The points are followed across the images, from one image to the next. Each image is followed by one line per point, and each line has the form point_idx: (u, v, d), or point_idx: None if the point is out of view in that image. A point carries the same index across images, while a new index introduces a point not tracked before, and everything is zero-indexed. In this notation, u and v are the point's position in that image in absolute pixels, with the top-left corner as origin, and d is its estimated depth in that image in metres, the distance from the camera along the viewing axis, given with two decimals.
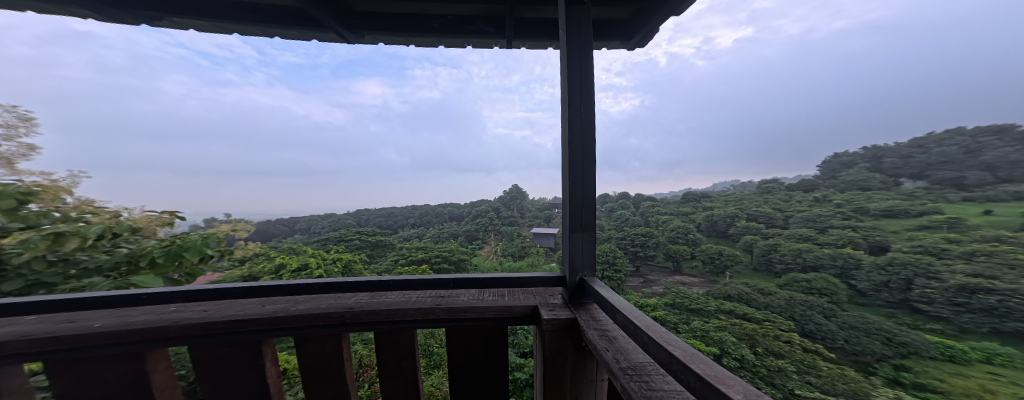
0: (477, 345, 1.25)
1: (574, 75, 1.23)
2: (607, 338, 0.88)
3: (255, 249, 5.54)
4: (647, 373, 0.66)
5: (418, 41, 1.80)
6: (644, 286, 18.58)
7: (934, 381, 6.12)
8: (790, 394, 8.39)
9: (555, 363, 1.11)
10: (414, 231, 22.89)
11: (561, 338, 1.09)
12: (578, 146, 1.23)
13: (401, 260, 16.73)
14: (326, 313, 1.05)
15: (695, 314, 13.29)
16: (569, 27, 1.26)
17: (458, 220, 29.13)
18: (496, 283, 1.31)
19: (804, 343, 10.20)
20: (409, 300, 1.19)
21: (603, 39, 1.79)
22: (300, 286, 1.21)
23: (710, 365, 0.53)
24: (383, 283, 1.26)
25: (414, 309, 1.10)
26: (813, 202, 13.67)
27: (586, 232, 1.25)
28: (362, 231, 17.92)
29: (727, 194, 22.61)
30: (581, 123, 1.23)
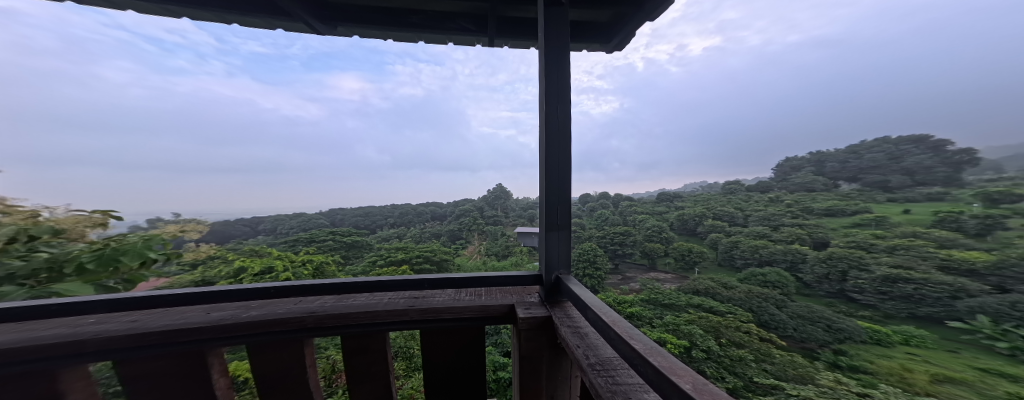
0: (452, 348, 1.21)
1: (552, 79, 1.23)
2: (577, 334, 0.89)
3: (210, 252, 5.06)
4: (613, 367, 0.67)
5: (396, 36, 1.73)
6: (621, 282, 18.36)
7: (865, 363, 7.51)
8: (750, 382, 8.67)
9: (532, 362, 1.12)
10: (394, 231, 22.00)
11: (537, 337, 1.10)
12: (552, 147, 1.22)
13: (378, 261, 16.05)
14: (288, 317, 0.96)
15: (667, 309, 13.31)
16: (547, 28, 1.25)
17: (441, 220, 28.59)
18: (470, 282, 1.28)
19: (761, 333, 10.52)
20: (381, 302, 1.12)
21: (583, 41, 1.80)
22: (255, 290, 1.09)
23: (665, 357, 0.57)
24: (351, 284, 1.17)
25: (386, 311, 1.04)
26: (771, 202, 14.85)
27: (561, 230, 1.25)
28: (337, 230, 16.91)
29: (697, 194, 23.91)
30: (558, 124, 1.24)
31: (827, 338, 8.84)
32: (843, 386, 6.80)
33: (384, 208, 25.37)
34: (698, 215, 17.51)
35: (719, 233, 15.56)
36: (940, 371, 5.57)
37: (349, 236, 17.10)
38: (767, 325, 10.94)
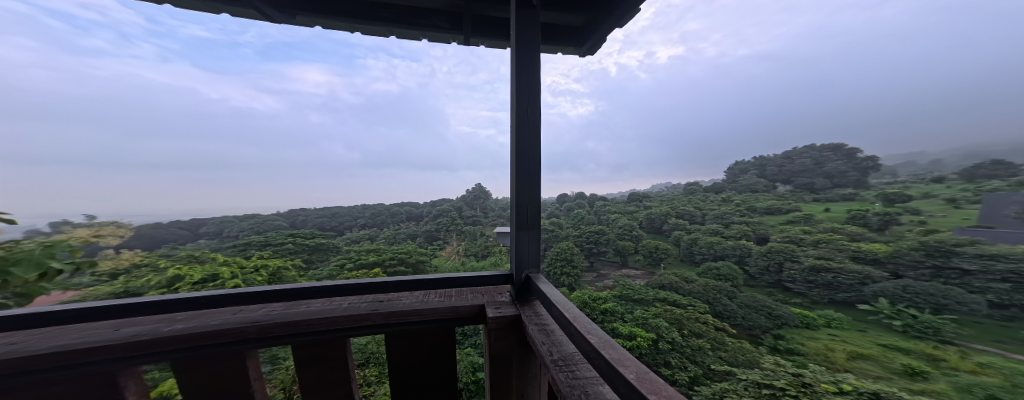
0: (419, 354, 0.90)
1: (521, 62, 0.99)
2: (542, 331, 0.74)
3: (134, 259, 4.46)
4: (574, 362, 0.58)
5: (366, 32, 1.36)
6: (597, 280, 16.63)
7: (797, 346, 8.54)
8: (708, 370, 8.19)
9: (501, 365, 0.87)
10: (364, 233, 20.51)
11: (507, 336, 0.86)
12: (523, 130, 0.99)
13: (347, 264, 13.70)
14: (223, 328, 0.66)
15: (636, 303, 11.63)
16: (520, 32, 1.00)
17: (418, 220, 27.99)
18: (443, 281, 0.99)
19: (715, 322, 9.92)
20: (340, 307, 0.81)
21: (552, 44, 1.51)
22: (184, 300, 0.76)
23: (641, 367, 0.45)
24: (308, 291, 0.85)
25: (345, 316, 0.76)
26: (724, 202, 17.76)
27: (531, 229, 0.98)
28: (298, 232, 14.50)
29: (663, 195, 25.63)
30: (527, 109, 0.98)
31: (766, 324, 9.60)
32: (782, 368, 7.42)
33: (353, 209, 23.59)
34: (664, 215, 18.62)
35: (682, 231, 16.80)
36: (854, 348, 7.52)
37: (312, 239, 14.57)
38: (721, 315, 10.58)
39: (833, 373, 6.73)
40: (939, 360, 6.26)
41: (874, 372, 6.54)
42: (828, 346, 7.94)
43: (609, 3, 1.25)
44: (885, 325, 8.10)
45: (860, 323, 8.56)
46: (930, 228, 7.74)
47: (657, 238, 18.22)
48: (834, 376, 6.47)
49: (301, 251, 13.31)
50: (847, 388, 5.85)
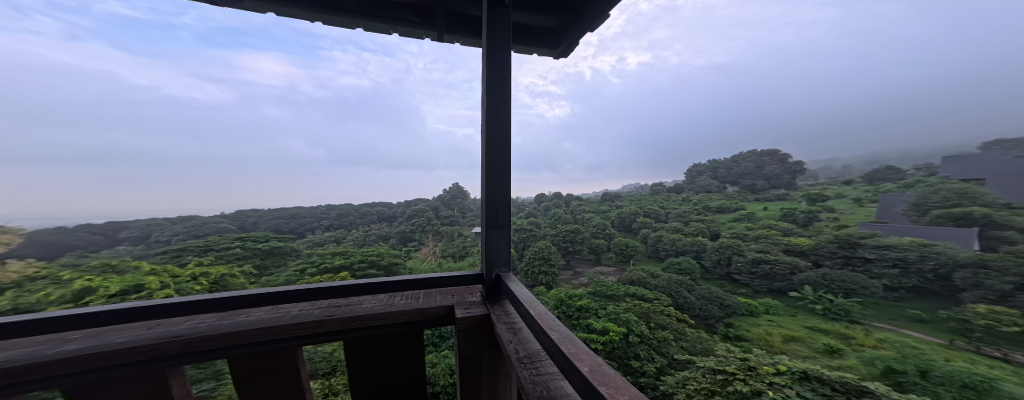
0: (384, 359, 0.83)
1: (492, 55, 0.92)
2: (510, 330, 0.69)
3: (18, 272, 3.65)
4: (538, 359, 0.55)
5: (329, 23, 1.19)
6: (572, 277, 16.30)
7: (745, 333, 8.84)
8: (672, 361, 7.71)
9: (471, 368, 0.80)
10: (329, 235, 18.46)
11: (476, 336, 0.80)
12: (493, 118, 0.91)
13: (307, 268, 11.64)
14: (135, 345, 0.54)
15: (610, 300, 10.69)
16: (491, 29, 0.92)
17: (391, 221, 26.84)
18: (408, 282, 0.90)
19: (675, 314, 9.32)
20: (288, 314, 0.70)
21: (526, 47, 1.45)
22: (81, 316, 0.60)
23: (598, 361, 0.44)
24: (245, 298, 0.72)
25: (292, 324, 0.65)
26: (685, 201, 19.92)
27: (502, 228, 0.93)
28: (248, 236, 11.44)
29: (633, 195, 27.08)
30: (498, 102, 0.92)
31: (720, 313, 9.83)
32: (733, 354, 7.37)
33: (316, 209, 21.60)
34: (633, 214, 19.60)
35: (648, 228, 17.74)
36: (788, 332, 8.39)
37: (266, 242, 11.66)
38: (683, 308, 10.30)
39: (773, 356, 7.32)
40: (851, 338, 7.65)
41: (803, 353, 7.37)
42: (768, 332, 8.65)
43: (586, 7, 1.22)
44: (809, 309, 9.49)
45: (792, 309, 9.82)
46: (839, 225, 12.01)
47: (627, 236, 18.93)
48: (772, 359, 6.97)
49: (253, 256, 10.64)
50: (783, 368, 6.32)
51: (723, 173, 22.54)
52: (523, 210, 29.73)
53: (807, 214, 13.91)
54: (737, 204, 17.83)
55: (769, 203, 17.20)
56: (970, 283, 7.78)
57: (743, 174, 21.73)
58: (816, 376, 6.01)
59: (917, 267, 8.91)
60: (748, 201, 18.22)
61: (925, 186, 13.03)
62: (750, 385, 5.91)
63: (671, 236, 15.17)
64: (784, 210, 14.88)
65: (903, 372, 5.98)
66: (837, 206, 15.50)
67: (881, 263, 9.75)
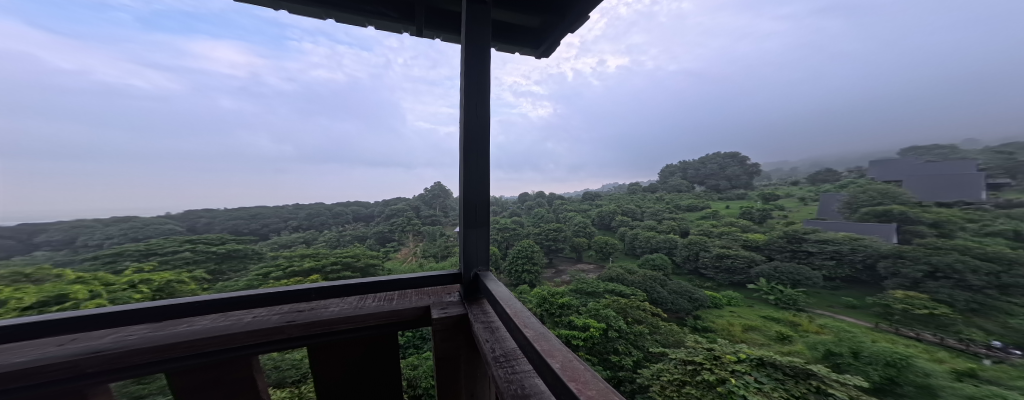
0: (348, 367, 0.79)
1: (471, 50, 0.90)
2: (488, 328, 0.70)
3: None
4: (513, 356, 0.58)
5: (294, 10, 1.08)
6: (555, 275, 16.33)
7: (710, 325, 9.29)
8: (647, 354, 7.91)
9: (450, 369, 0.79)
10: (298, 236, 17.19)
11: (454, 337, 0.79)
12: (472, 112, 0.90)
13: (273, 272, 10.69)
14: (41, 364, 0.48)
15: (591, 297, 10.87)
16: (470, 26, 0.91)
17: (367, 222, 25.69)
18: (380, 284, 0.88)
19: (648, 308, 9.60)
20: (239, 322, 0.65)
21: (507, 45, 1.43)
22: None
23: (569, 356, 0.46)
24: (185, 306, 0.67)
25: (245, 331, 0.62)
26: (659, 200, 20.89)
27: (480, 226, 0.92)
28: (201, 237, 9.97)
29: (612, 195, 28.00)
30: (477, 99, 0.90)
31: (689, 306, 10.28)
32: (702, 345, 7.57)
33: (283, 209, 20.06)
34: (612, 213, 20.27)
35: (625, 225, 18.39)
36: (746, 323, 9.00)
37: (223, 245, 10.18)
38: (657, 303, 10.69)
39: (734, 345, 7.82)
40: (798, 325, 8.40)
41: (760, 341, 7.97)
42: (730, 323, 9.21)
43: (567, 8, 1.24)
44: (763, 299, 10.26)
45: (750, 300, 10.57)
46: (786, 223, 13.45)
47: (607, 235, 19.50)
48: (734, 348, 7.27)
49: (206, 260, 8.89)
50: (742, 356, 6.65)
51: (692, 173, 23.97)
52: (507, 210, 29.94)
53: (762, 212, 15.22)
54: (705, 203, 19.06)
55: (731, 202, 18.57)
56: (890, 272, 9.35)
57: (709, 175, 23.25)
58: (770, 362, 6.41)
59: (846, 258, 10.40)
60: (714, 201, 19.53)
61: (857, 187, 14.80)
62: (716, 373, 6.18)
63: (646, 233, 15.82)
64: (743, 208, 16.16)
65: (840, 354, 6.62)
66: (787, 205, 17.12)
67: (821, 255, 10.90)
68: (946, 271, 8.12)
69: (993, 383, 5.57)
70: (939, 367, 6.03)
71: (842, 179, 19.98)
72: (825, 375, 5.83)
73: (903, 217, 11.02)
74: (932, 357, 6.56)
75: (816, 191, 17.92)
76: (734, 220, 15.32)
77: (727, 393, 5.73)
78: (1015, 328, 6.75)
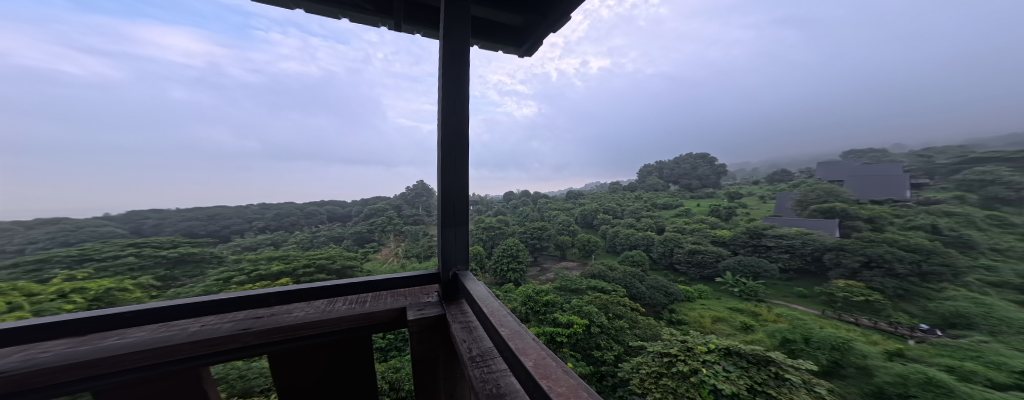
0: (317, 374, 0.79)
1: (449, 43, 0.86)
2: (465, 328, 0.70)
3: None
4: (490, 356, 0.57)
5: None
6: (539, 273, 16.41)
7: (683, 317, 9.71)
8: (627, 347, 8.10)
9: (427, 369, 0.80)
10: (267, 237, 16.09)
11: (431, 338, 0.79)
12: (451, 108, 0.86)
13: (235, 277, 9.63)
14: None
15: (574, 294, 10.99)
16: (448, 19, 0.86)
17: (345, 222, 24.58)
18: (347, 287, 0.86)
19: (627, 303, 9.85)
20: (185, 332, 0.63)
21: (489, 43, 1.39)
22: None
23: (543, 354, 0.47)
24: (120, 318, 0.63)
25: (189, 342, 0.60)
26: (638, 199, 21.65)
27: (459, 225, 0.90)
28: (150, 240, 8.78)
29: (594, 194, 28.66)
30: (456, 94, 0.87)
31: (664, 300, 10.66)
32: (677, 337, 7.79)
33: (249, 209, 18.65)
34: (594, 211, 20.74)
35: (606, 223, 18.84)
36: (715, 314, 9.53)
37: (174, 248, 8.96)
38: (636, 298, 11.01)
39: (704, 335, 8.29)
40: (759, 315, 9.00)
41: (727, 331, 8.49)
42: (701, 315, 9.70)
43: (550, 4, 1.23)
44: (729, 291, 10.91)
45: (718, 293, 11.18)
46: (750, 220, 14.40)
47: (589, 232, 19.92)
48: (704, 339, 7.55)
49: (155, 265, 7.77)
50: (711, 346, 6.91)
51: (667, 173, 25.09)
52: (492, 209, 29.87)
53: (728, 210, 16.28)
54: (679, 202, 20.02)
55: (701, 200, 19.65)
56: (833, 263, 10.21)
57: (683, 174, 24.37)
58: (736, 351, 6.71)
59: (800, 252, 11.30)
60: (686, 199, 20.55)
61: (807, 187, 16.21)
62: (689, 364, 6.40)
63: (625, 231, 16.32)
64: (712, 206, 17.17)
65: (794, 340, 7.14)
66: (749, 202, 18.38)
67: (777, 249, 11.79)
68: (878, 261, 9.11)
69: (917, 361, 6.26)
70: (874, 349, 6.71)
71: (795, 179, 21.87)
72: (781, 360, 6.24)
73: (845, 213, 12.24)
74: (868, 339, 7.29)
75: (776, 190, 19.32)
76: (705, 216, 16.16)
77: (699, 383, 5.92)
78: (933, 311, 7.79)
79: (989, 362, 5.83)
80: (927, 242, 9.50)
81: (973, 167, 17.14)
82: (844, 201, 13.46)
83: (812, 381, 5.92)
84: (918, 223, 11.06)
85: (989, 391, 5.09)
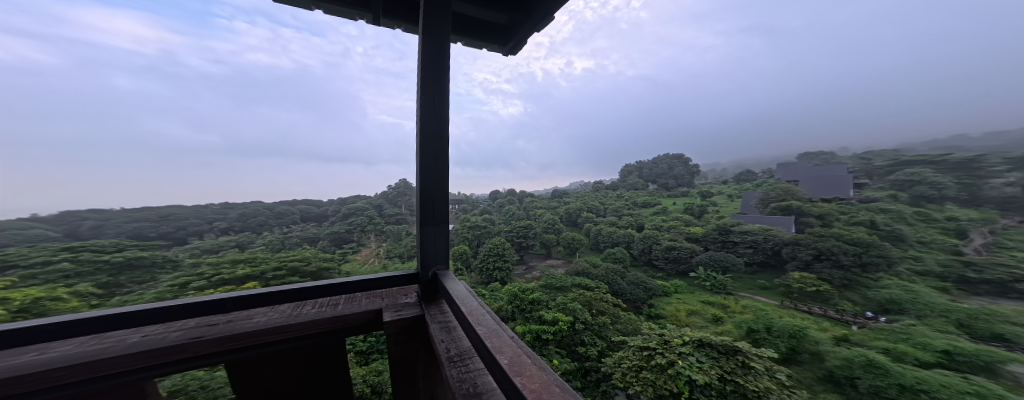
0: (293, 379, 0.80)
1: (427, 38, 0.81)
2: (444, 328, 0.68)
3: None
4: (468, 356, 0.56)
5: None
6: (525, 272, 16.41)
7: (661, 311, 10.09)
8: (610, 343, 8.24)
9: (406, 369, 0.79)
10: (233, 238, 14.97)
11: (409, 338, 0.77)
12: (429, 105, 0.82)
13: (193, 282, 8.87)
14: None
15: (560, 291, 11.07)
16: (427, 17, 0.82)
17: (322, 223, 23.42)
18: (317, 289, 0.85)
19: (610, 299, 10.03)
20: (134, 341, 0.61)
21: (472, 39, 1.33)
22: None
23: (518, 352, 0.46)
24: (60, 328, 0.60)
25: (136, 350, 0.58)
26: (619, 198, 22.29)
27: (439, 225, 0.87)
28: (91, 243, 7.57)
29: (578, 193, 29.15)
30: (433, 91, 0.82)
31: (644, 296, 11.00)
32: (657, 331, 8.02)
33: (212, 209, 17.21)
34: (578, 210, 21.10)
35: (590, 221, 19.21)
36: (689, 308, 9.97)
37: (119, 252, 7.95)
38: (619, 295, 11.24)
39: (680, 328, 8.69)
40: (728, 307, 9.53)
41: (701, 324, 8.90)
42: (677, 308, 10.11)
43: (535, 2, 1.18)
44: (702, 286, 11.48)
45: (692, 287, 11.71)
46: (721, 217, 15.22)
47: (573, 230, 20.23)
48: (679, 332, 7.83)
49: (96, 272, 6.91)
50: (686, 338, 7.15)
51: (647, 173, 25.99)
52: (478, 208, 29.69)
53: (700, 208, 17.14)
54: (657, 200, 20.82)
55: (676, 199, 20.53)
56: (791, 257, 11.02)
57: (661, 174, 25.30)
58: (707, 342, 6.98)
59: (763, 247, 12.10)
60: (664, 198, 21.40)
61: (769, 186, 17.40)
62: (666, 356, 6.64)
63: (607, 228, 16.73)
64: (687, 205, 17.99)
65: (757, 330, 7.62)
66: (720, 201, 19.45)
67: (743, 244, 12.55)
68: (828, 255, 9.93)
69: (860, 345, 6.90)
70: (825, 336, 7.30)
71: (758, 178, 23.44)
72: (747, 350, 6.60)
73: (801, 210, 13.29)
74: (820, 326, 7.92)
75: (744, 189, 20.53)
76: (681, 214, 16.88)
77: (675, 375, 6.14)
78: (871, 298, 8.65)
79: (917, 343, 6.56)
80: (866, 236, 10.53)
81: (904, 169, 19.23)
82: (802, 200, 14.55)
83: (773, 369, 6.32)
84: (862, 219, 12.19)
85: (916, 369, 5.76)
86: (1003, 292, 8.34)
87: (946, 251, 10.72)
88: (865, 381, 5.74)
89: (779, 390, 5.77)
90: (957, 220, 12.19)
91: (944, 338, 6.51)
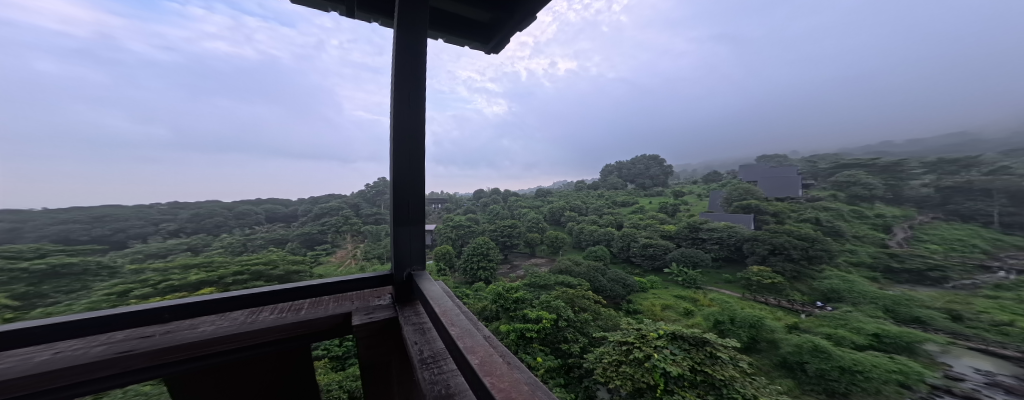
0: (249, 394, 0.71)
1: (400, 24, 0.76)
2: (417, 330, 0.63)
3: None
4: (442, 357, 0.52)
5: None
6: (508, 271, 16.35)
7: (637, 306, 10.44)
8: (591, 339, 8.37)
9: (378, 375, 0.73)
10: (191, 240, 13.60)
11: (380, 343, 0.71)
12: (403, 96, 0.76)
13: (133, 290, 7.97)
14: None
15: (544, 289, 11.11)
16: (401, 10, 0.76)
17: (292, 224, 21.99)
18: (275, 294, 0.77)
19: (591, 296, 10.22)
20: (43, 358, 0.52)
21: (453, 36, 1.27)
22: None
23: (492, 351, 0.42)
24: None
25: (38, 369, 0.48)
26: (600, 197, 22.81)
27: (414, 223, 0.81)
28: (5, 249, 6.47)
29: (561, 192, 29.52)
30: (406, 79, 0.77)
31: (623, 291, 11.33)
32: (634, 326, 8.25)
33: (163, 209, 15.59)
34: (560, 208, 21.35)
35: (573, 220, 19.50)
36: (664, 302, 10.39)
37: (44, 257, 6.68)
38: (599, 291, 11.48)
39: (655, 322, 9.03)
40: (697, 301, 10.02)
41: (673, 317, 9.28)
42: (653, 303, 10.50)
43: None
44: (674, 281, 12.00)
45: (666, 282, 12.21)
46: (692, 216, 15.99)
47: (557, 229, 20.45)
48: (654, 326, 8.10)
49: (12, 281, 5.78)
50: (660, 332, 7.38)
51: (626, 172, 26.82)
52: (460, 208, 29.27)
53: (673, 207, 17.95)
54: (634, 199, 21.55)
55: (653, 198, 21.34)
56: (750, 251, 11.67)
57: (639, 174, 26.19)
58: (679, 335, 7.20)
59: (729, 243, 12.86)
60: (641, 197, 22.17)
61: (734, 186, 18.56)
62: (642, 350, 6.83)
63: (587, 227, 17.09)
64: (662, 204, 18.75)
65: (721, 321, 8.07)
66: (691, 200, 20.47)
67: (711, 241, 13.28)
68: (783, 250, 10.67)
69: (808, 331, 7.49)
70: (779, 324, 7.86)
71: (725, 178, 24.95)
72: (714, 341, 6.91)
73: (758, 209, 14.32)
74: (775, 316, 8.49)
75: (713, 189, 21.69)
76: (656, 213, 17.57)
77: (652, 368, 6.36)
78: (816, 288, 9.44)
79: (852, 327, 7.24)
80: (813, 231, 11.54)
81: (847, 171, 21.32)
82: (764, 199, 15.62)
83: (737, 357, 6.70)
84: (807, 216, 13.28)
85: (853, 351, 6.43)
86: (919, 279, 9.67)
87: (875, 244, 12.00)
88: (813, 365, 6.24)
89: (742, 378, 6.14)
90: (884, 217, 13.79)
91: (873, 322, 7.28)
